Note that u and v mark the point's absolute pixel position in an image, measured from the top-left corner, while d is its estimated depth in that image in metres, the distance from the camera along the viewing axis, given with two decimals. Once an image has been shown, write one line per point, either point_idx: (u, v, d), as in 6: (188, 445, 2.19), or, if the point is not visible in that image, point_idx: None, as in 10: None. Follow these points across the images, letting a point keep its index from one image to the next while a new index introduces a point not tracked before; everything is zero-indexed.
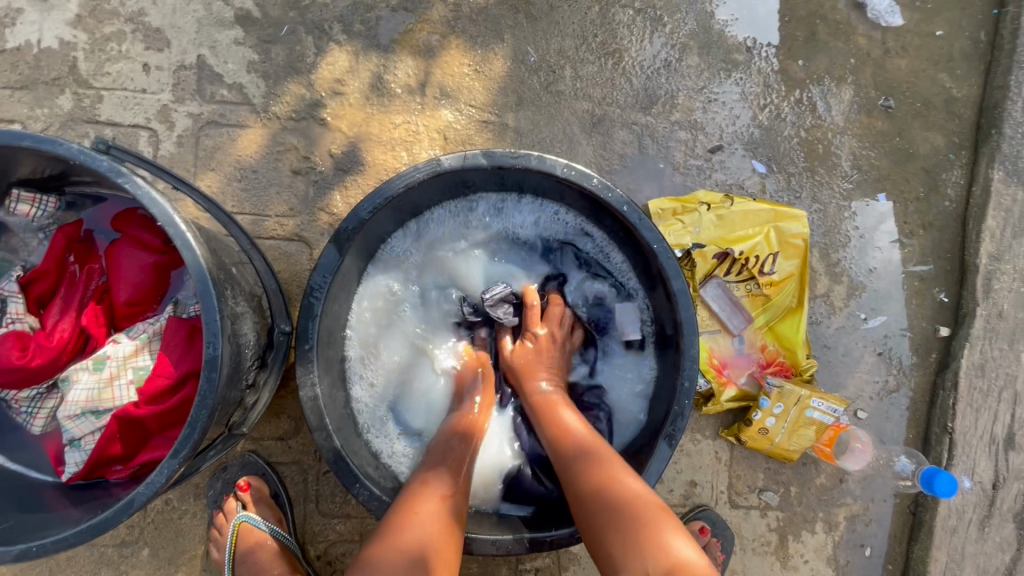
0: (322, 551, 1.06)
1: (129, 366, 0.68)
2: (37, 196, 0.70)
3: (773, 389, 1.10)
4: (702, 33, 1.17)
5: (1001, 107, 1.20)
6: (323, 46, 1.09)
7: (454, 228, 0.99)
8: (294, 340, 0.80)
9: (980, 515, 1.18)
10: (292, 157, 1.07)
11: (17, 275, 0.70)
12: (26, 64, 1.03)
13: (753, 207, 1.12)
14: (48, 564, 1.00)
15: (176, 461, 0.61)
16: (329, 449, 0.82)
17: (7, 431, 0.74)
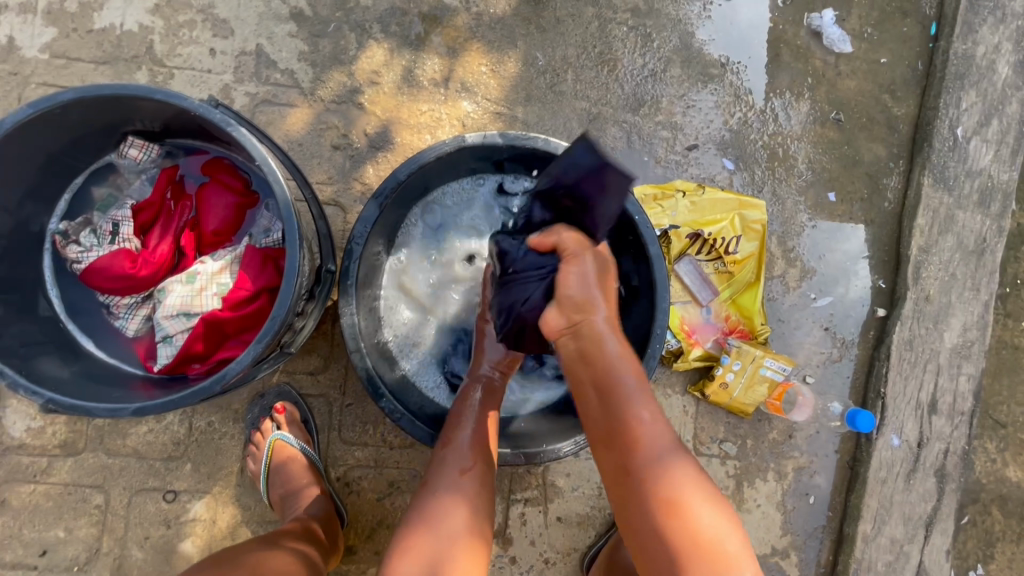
0: (341, 474, 1.21)
1: (215, 281, 0.85)
2: (145, 144, 0.89)
3: (733, 348, 1.30)
4: (684, 49, 1.38)
5: (932, 124, 1.43)
6: (364, 42, 1.28)
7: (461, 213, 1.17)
8: (339, 276, 0.97)
9: (907, 469, 1.37)
10: (333, 134, 1.25)
11: (129, 205, 0.91)
12: (110, 44, 1.21)
13: (720, 197, 1.33)
14: (103, 473, 1.15)
15: (261, 346, 0.78)
16: (362, 368, 0.99)
17: (104, 334, 0.91)
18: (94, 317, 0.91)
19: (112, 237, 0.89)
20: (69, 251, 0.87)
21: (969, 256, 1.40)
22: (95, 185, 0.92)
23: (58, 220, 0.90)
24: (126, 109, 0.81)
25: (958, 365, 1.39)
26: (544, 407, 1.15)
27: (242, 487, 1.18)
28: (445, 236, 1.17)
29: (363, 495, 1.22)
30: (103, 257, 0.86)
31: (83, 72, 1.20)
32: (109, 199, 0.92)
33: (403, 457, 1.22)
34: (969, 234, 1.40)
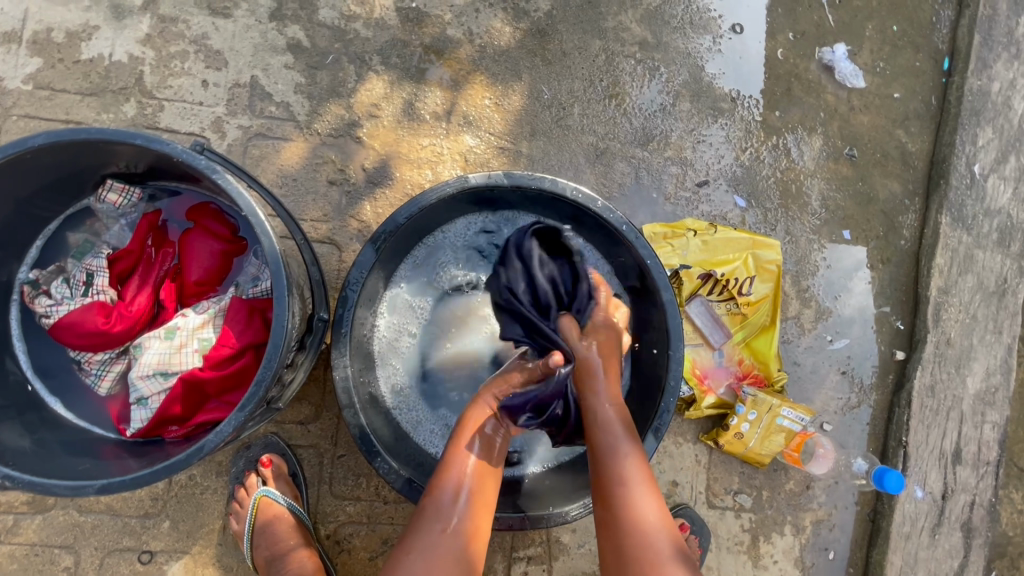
0: (332, 531, 1.13)
1: (196, 336, 0.80)
2: (125, 187, 0.84)
3: (748, 396, 1.23)
4: (694, 83, 1.34)
5: (948, 161, 1.38)
6: (363, 74, 1.23)
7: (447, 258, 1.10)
8: (332, 325, 0.91)
9: (931, 523, 1.30)
10: (329, 169, 1.20)
11: (107, 253, 0.85)
12: (98, 75, 1.16)
13: (733, 235, 1.27)
14: (74, 532, 1.07)
15: (242, 415, 0.71)
16: (355, 426, 0.92)
17: (75, 392, 0.84)
18: (65, 374, 0.84)
19: (86, 287, 0.83)
20: (38, 304, 0.81)
21: (990, 297, 1.35)
22: (70, 231, 0.86)
23: (28, 268, 0.84)
24: (103, 151, 0.76)
25: (981, 412, 1.32)
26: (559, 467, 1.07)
27: (224, 547, 1.09)
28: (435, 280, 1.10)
29: (354, 553, 1.13)
30: (75, 311, 0.80)
31: (68, 104, 1.15)
32: (85, 245, 0.86)
33: (398, 513, 1.14)
34: (989, 274, 1.35)
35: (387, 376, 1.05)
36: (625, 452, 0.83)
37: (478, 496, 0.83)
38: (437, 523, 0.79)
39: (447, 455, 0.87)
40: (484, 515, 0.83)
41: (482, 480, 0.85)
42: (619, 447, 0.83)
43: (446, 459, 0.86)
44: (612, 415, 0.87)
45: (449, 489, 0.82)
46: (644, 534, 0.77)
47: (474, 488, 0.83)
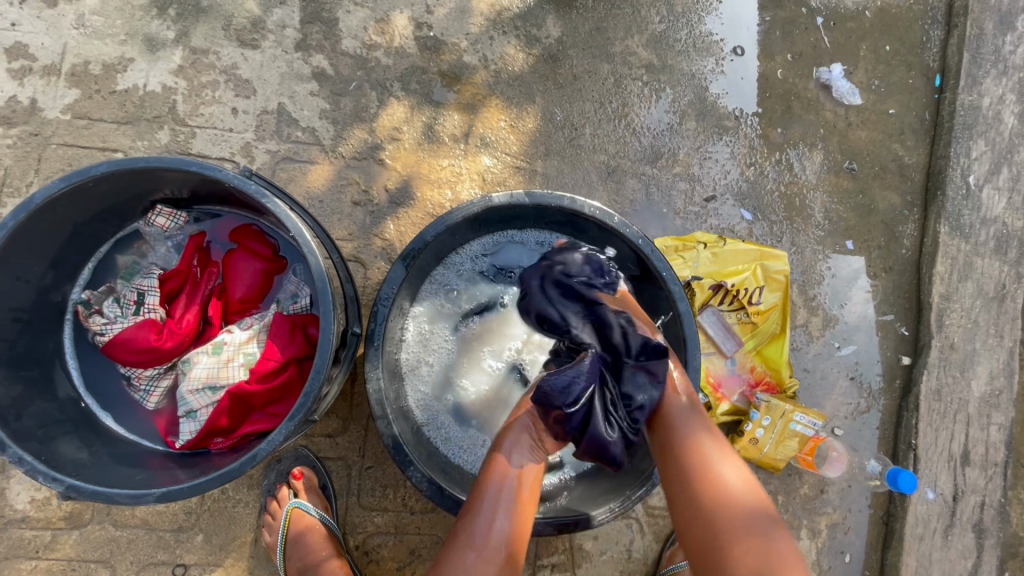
0: (360, 542, 1.15)
1: (242, 351, 0.84)
2: (172, 212, 0.89)
3: (762, 402, 1.27)
4: (699, 103, 1.41)
5: (944, 173, 1.44)
6: (385, 100, 1.29)
7: (465, 276, 1.15)
8: (365, 339, 0.94)
9: (943, 525, 1.33)
10: (354, 190, 1.25)
11: (156, 273, 0.90)
12: (133, 104, 1.22)
13: (742, 247, 1.32)
14: (109, 547, 1.09)
15: (293, 424, 0.75)
16: (389, 436, 0.95)
17: (122, 407, 0.88)
18: (115, 389, 0.88)
19: (136, 306, 0.87)
20: (92, 323, 0.85)
21: (991, 302, 1.39)
22: (119, 253, 0.90)
23: (80, 289, 0.88)
24: (156, 178, 0.81)
25: (987, 415, 1.36)
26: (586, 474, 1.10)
27: (256, 559, 1.11)
28: (457, 297, 1.14)
29: (383, 564, 1.15)
30: (128, 329, 0.84)
31: (104, 132, 1.21)
32: (133, 266, 0.91)
33: (425, 523, 1.17)
34: (988, 281, 1.40)
35: (416, 389, 1.09)
36: (703, 446, 0.83)
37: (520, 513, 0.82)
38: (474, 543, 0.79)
39: (486, 468, 0.86)
40: (524, 534, 0.82)
41: (523, 500, 0.84)
42: (696, 445, 0.84)
43: (486, 474, 0.85)
44: (681, 409, 0.88)
45: (488, 508, 0.81)
46: (740, 517, 0.76)
47: (513, 508, 0.82)
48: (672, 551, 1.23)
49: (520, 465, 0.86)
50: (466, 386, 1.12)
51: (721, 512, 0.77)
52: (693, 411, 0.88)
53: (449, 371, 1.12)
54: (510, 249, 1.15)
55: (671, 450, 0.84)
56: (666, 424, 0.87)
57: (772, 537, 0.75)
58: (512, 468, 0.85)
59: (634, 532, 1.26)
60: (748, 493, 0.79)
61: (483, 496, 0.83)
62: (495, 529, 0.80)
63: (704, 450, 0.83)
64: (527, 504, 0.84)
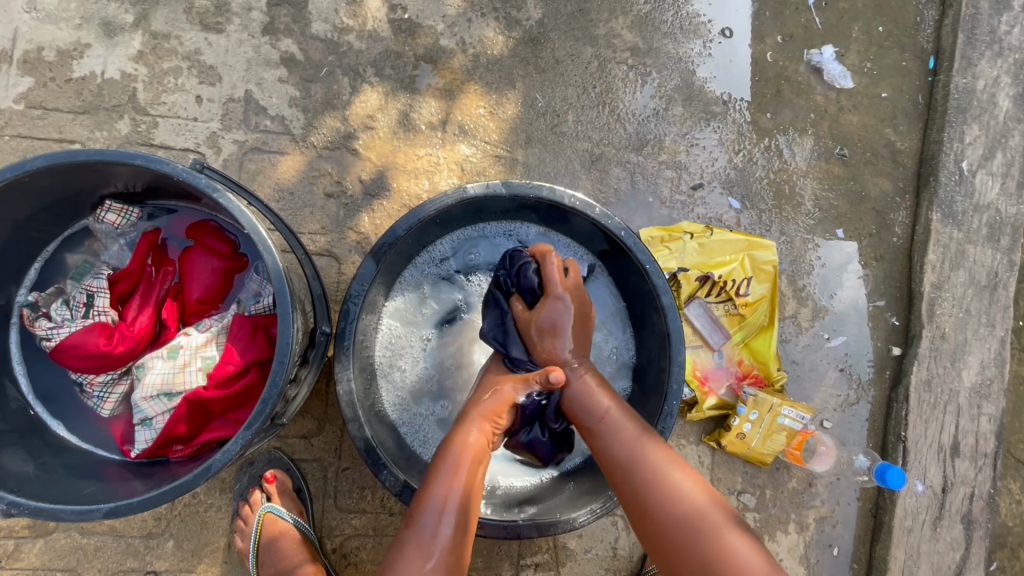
0: (338, 545, 1.12)
1: (199, 355, 0.81)
2: (124, 207, 0.84)
3: (750, 397, 1.24)
4: (686, 87, 1.36)
5: (937, 158, 1.40)
6: (357, 86, 1.23)
7: (433, 279, 1.10)
8: (335, 339, 0.90)
9: (932, 517, 1.31)
10: (326, 181, 1.20)
11: (106, 273, 0.87)
12: (90, 93, 1.16)
13: (729, 237, 1.28)
14: (76, 555, 1.06)
15: (249, 433, 0.71)
16: (361, 439, 0.91)
17: (76, 416, 0.85)
18: (67, 397, 0.86)
19: (86, 308, 0.84)
20: (38, 327, 0.82)
21: (983, 291, 1.36)
22: (69, 252, 0.87)
23: (27, 290, 0.85)
24: (103, 172, 0.76)
25: (978, 405, 1.34)
26: (566, 474, 1.07)
27: (230, 565, 1.08)
28: (427, 298, 1.10)
29: (361, 567, 1.13)
30: (76, 333, 0.82)
31: (61, 122, 1.15)
32: (84, 266, 0.87)
33: (405, 524, 1.14)
34: (980, 269, 1.36)
35: (391, 388, 1.05)
36: (645, 451, 0.83)
37: (469, 512, 0.78)
38: (423, 547, 0.74)
39: (432, 466, 0.82)
40: (470, 538, 0.78)
41: (472, 499, 0.79)
42: (638, 454, 0.83)
43: (435, 471, 0.81)
44: (618, 416, 0.88)
45: (436, 506, 0.76)
46: (691, 520, 0.77)
47: (461, 503, 0.78)
48: None
49: (471, 459, 0.82)
50: (441, 381, 1.08)
51: (677, 517, 0.77)
52: (633, 419, 0.88)
53: (426, 373, 1.08)
54: (488, 243, 1.12)
55: (613, 463, 0.84)
56: (604, 437, 0.86)
57: (724, 531, 0.76)
58: (462, 462, 0.81)
59: (620, 530, 1.24)
60: (697, 491, 0.80)
61: (431, 492, 0.78)
62: (442, 532, 0.75)
63: (648, 456, 0.83)
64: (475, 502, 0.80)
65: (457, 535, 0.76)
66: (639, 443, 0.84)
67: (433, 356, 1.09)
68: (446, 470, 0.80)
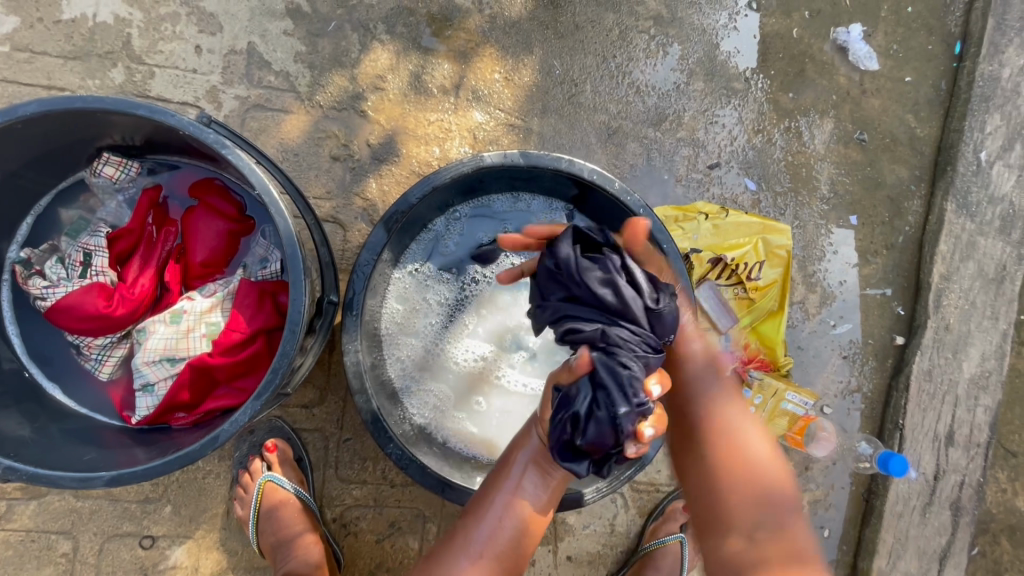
0: (338, 514, 1.11)
1: (204, 321, 0.79)
2: (122, 161, 0.81)
3: (755, 381, 1.25)
4: (708, 62, 1.31)
5: (956, 147, 1.37)
6: (367, 43, 1.17)
7: (410, 278, 1.05)
8: (342, 308, 0.87)
9: (922, 503, 1.33)
10: (333, 144, 1.15)
11: (105, 232, 0.83)
12: (80, 36, 1.08)
13: (744, 219, 1.26)
14: (71, 517, 1.04)
15: (258, 404, 0.68)
16: (368, 411, 0.89)
17: (72, 380, 0.83)
18: (60, 359, 0.83)
19: (83, 268, 0.81)
20: (32, 286, 0.79)
21: (989, 284, 1.34)
22: (63, 206, 0.83)
23: (18, 247, 0.82)
24: (100, 122, 0.72)
25: (976, 396, 1.33)
26: None
27: (228, 531, 1.07)
28: (419, 288, 1.06)
29: (361, 536, 1.12)
30: (73, 293, 0.78)
31: (49, 68, 1.08)
32: (79, 222, 0.84)
33: (405, 496, 1.13)
34: (989, 262, 1.34)
35: (394, 361, 1.03)
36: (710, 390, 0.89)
37: (525, 524, 0.81)
38: (468, 550, 0.79)
39: (500, 472, 0.84)
40: (524, 546, 0.82)
41: (527, 519, 0.81)
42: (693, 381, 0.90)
43: (501, 480, 0.83)
44: (701, 363, 0.91)
45: (492, 519, 0.80)
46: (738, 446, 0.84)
47: (514, 535, 0.80)
48: (655, 526, 1.22)
49: (534, 484, 0.82)
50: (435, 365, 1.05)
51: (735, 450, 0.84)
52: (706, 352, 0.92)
53: (425, 361, 1.05)
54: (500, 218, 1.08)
55: (687, 396, 0.90)
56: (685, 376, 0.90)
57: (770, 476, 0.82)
58: (506, 524, 0.80)
59: (619, 507, 1.25)
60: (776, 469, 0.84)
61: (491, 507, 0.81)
62: (495, 541, 0.80)
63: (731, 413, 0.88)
64: (516, 552, 0.82)
65: (509, 544, 0.80)
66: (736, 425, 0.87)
67: (422, 339, 1.05)
68: (512, 481, 0.82)
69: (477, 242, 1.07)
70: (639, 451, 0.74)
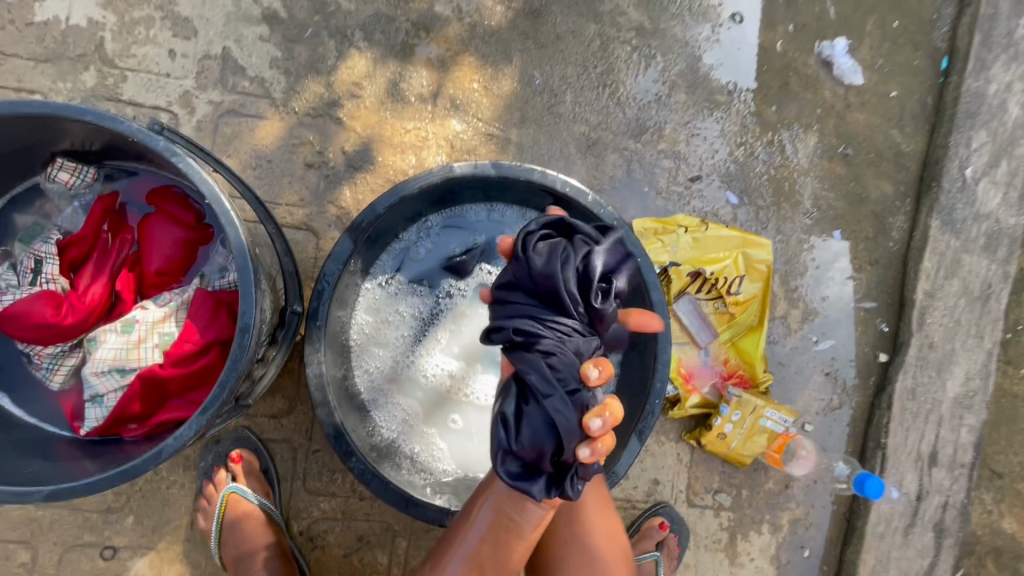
0: (304, 528, 1.09)
1: (156, 331, 0.77)
2: (77, 167, 0.79)
3: (733, 398, 1.21)
4: (691, 73, 1.30)
5: (942, 163, 1.36)
6: (344, 50, 1.16)
7: (380, 290, 1.04)
8: (305, 319, 0.86)
9: (905, 524, 1.30)
10: (307, 150, 1.13)
11: (57, 239, 0.82)
12: (53, 39, 1.08)
13: (724, 233, 1.24)
14: (30, 527, 1.02)
15: (203, 419, 0.66)
16: (330, 424, 0.87)
17: (23, 389, 0.81)
18: (11, 368, 0.82)
19: (34, 275, 0.79)
20: None
21: (974, 302, 1.32)
22: (18, 212, 0.82)
23: None
24: (52, 127, 0.70)
25: (960, 416, 1.31)
26: None
27: (191, 543, 1.05)
28: (389, 300, 1.04)
29: (328, 550, 1.10)
30: (21, 301, 0.76)
31: (21, 70, 1.07)
32: (33, 228, 0.83)
33: (374, 510, 1.11)
34: (974, 279, 1.33)
35: (363, 374, 1.02)
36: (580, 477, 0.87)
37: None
38: None
39: (462, 522, 0.78)
40: None
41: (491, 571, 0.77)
42: None
43: (462, 531, 0.77)
44: None
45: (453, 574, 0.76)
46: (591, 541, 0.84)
47: None
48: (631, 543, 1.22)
49: (498, 539, 0.76)
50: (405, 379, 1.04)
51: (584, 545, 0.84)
52: None
53: (395, 375, 1.03)
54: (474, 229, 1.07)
55: None
56: None
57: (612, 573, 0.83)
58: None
59: None
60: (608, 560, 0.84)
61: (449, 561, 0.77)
62: None
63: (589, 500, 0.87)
64: None
65: None
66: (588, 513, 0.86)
67: (392, 353, 1.04)
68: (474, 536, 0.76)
69: (448, 253, 1.06)
70: (595, 452, 0.68)
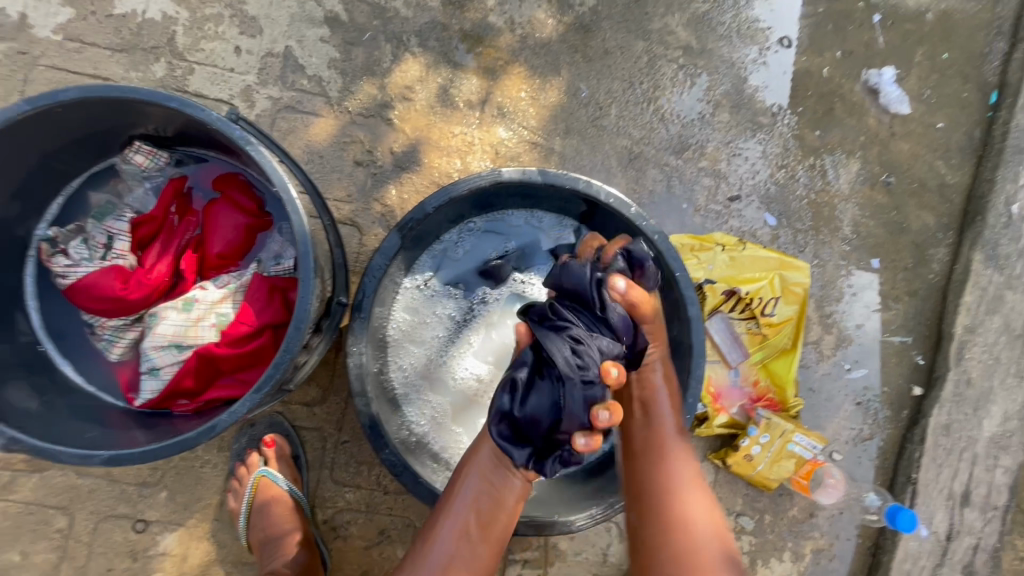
0: (329, 517, 1.11)
1: (214, 311, 0.80)
2: (153, 150, 0.84)
3: (762, 419, 1.21)
4: (735, 94, 1.31)
5: (987, 197, 1.34)
6: (399, 55, 1.20)
7: (419, 287, 1.06)
8: (350, 310, 0.88)
9: (932, 563, 1.27)
10: (357, 149, 1.17)
11: (130, 217, 0.87)
12: (129, 31, 1.14)
13: (761, 253, 1.24)
14: (70, 494, 1.06)
15: (257, 397, 0.69)
16: (366, 415, 0.89)
17: (85, 358, 0.86)
18: (76, 338, 0.86)
19: (105, 251, 0.84)
20: (55, 264, 0.82)
21: (1016, 340, 1.29)
22: (93, 190, 0.87)
23: (46, 226, 0.85)
24: (135, 111, 0.74)
25: (995, 456, 1.28)
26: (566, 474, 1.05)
27: (220, 523, 1.07)
28: (427, 298, 1.06)
29: (350, 541, 1.11)
30: (93, 273, 0.81)
31: (97, 58, 1.13)
32: (106, 206, 0.87)
33: (397, 504, 1.12)
34: (1017, 317, 1.30)
35: (397, 370, 1.03)
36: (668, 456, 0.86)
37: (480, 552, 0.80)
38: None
39: (446, 498, 0.82)
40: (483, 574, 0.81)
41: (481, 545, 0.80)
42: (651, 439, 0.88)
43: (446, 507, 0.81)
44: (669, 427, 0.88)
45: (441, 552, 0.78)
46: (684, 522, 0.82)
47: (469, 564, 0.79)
48: None
49: (484, 509, 0.80)
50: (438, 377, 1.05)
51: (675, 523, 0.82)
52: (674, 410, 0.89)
53: (428, 372, 1.05)
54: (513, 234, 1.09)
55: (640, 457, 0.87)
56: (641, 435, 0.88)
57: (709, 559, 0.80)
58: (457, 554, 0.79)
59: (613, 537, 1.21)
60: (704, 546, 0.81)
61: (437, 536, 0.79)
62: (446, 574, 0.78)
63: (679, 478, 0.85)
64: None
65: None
66: (686, 493, 0.84)
67: (426, 350, 1.06)
68: (459, 510, 0.80)
69: (486, 257, 1.09)
70: (590, 441, 0.77)
